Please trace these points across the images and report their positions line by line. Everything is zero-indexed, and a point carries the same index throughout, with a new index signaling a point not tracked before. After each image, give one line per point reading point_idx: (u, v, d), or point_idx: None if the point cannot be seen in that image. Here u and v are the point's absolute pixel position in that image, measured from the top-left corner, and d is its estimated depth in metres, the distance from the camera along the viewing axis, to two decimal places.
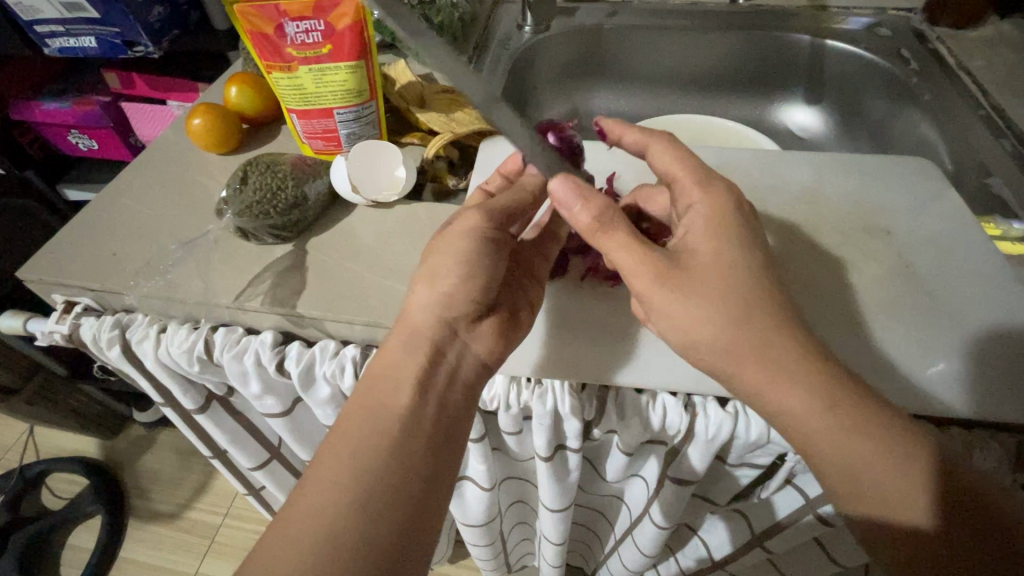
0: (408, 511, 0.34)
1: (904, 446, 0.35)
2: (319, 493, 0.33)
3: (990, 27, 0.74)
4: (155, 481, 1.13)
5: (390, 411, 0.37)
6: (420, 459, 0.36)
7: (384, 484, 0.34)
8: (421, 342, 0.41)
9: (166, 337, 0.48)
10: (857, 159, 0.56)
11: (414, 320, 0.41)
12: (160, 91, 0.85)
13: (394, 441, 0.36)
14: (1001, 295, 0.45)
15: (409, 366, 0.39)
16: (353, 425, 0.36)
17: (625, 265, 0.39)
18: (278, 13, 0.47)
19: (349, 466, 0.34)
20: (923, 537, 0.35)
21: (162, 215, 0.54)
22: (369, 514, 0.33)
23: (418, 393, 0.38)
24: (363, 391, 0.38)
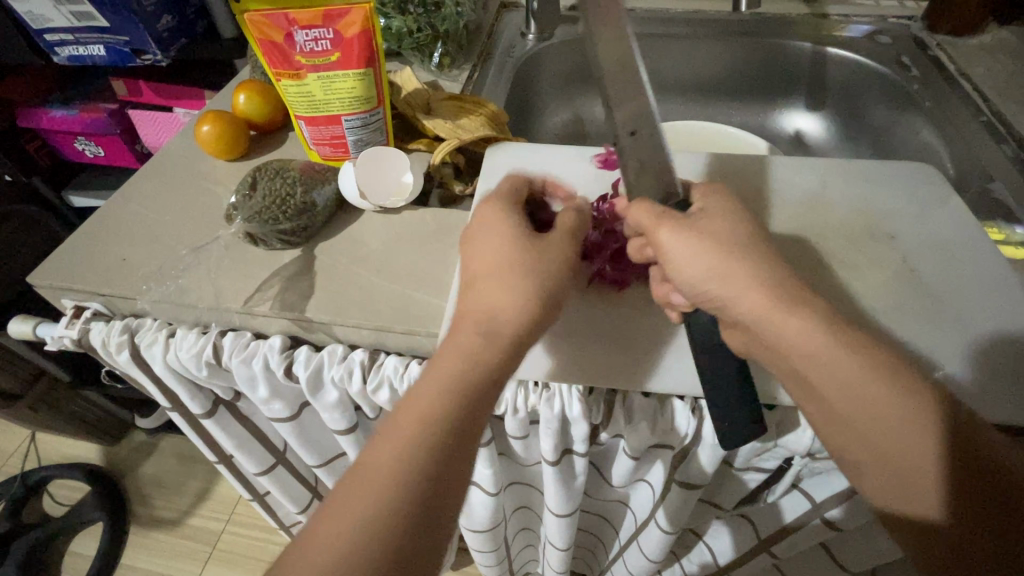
0: (415, 538, 0.31)
1: (917, 445, 0.35)
2: (341, 506, 0.31)
3: (990, 34, 0.75)
4: (157, 486, 1.13)
5: (437, 424, 0.34)
6: (448, 481, 0.33)
7: (406, 505, 0.31)
8: (491, 349, 0.36)
9: (176, 341, 0.48)
10: (861, 164, 0.56)
11: (478, 317, 0.38)
12: (167, 99, 0.86)
13: (442, 436, 0.33)
14: (1004, 299, 0.46)
15: (488, 355, 0.36)
16: (391, 434, 0.33)
17: (641, 219, 0.42)
18: (288, 21, 0.48)
19: (377, 482, 0.32)
20: (941, 532, 0.34)
21: (171, 220, 0.54)
22: (382, 539, 0.30)
23: (475, 411, 0.35)
24: (424, 403, 0.34)
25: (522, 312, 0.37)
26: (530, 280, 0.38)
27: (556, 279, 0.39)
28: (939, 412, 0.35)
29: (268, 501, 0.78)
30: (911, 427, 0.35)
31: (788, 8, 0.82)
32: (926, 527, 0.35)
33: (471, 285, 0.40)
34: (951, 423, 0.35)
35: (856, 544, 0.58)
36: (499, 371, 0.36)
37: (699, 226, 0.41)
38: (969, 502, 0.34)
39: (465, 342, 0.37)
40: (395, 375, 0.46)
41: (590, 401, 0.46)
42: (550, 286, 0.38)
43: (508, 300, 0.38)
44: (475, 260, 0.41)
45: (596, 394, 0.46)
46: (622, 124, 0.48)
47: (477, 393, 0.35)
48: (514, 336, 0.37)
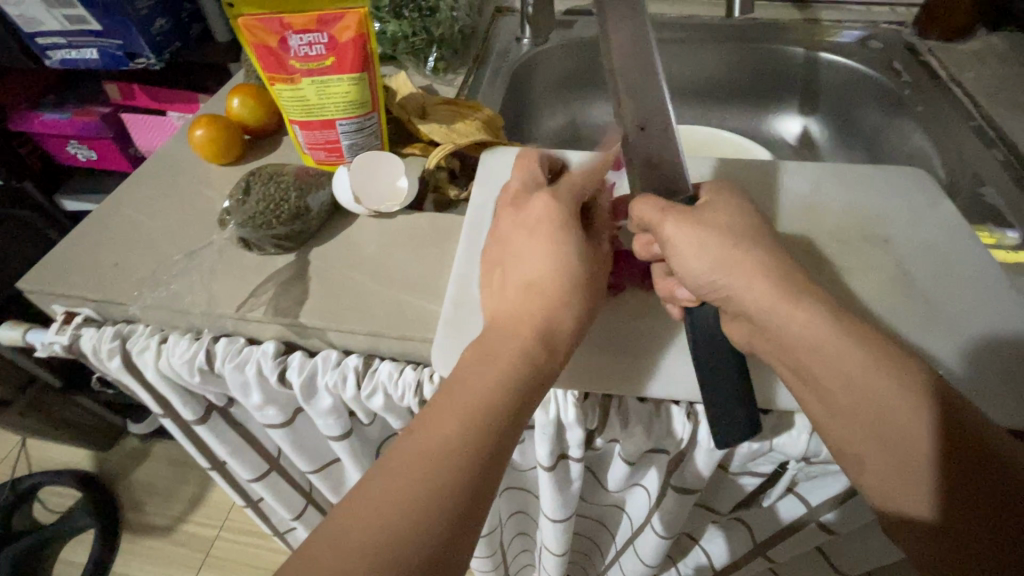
0: (456, 530, 0.30)
1: (912, 446, 0.35)
2: (385, 488, 0.30)
3: (980, 40, 0.76)
4: (150, 493, 1.12)
5: (487, 417, 0.33)
6: (492, 476, 0.32)
7: (452, 494, 0.30)
8: (542, 350, 0.37)
9: (169, 347, 0.48)
10: (854, 168, 0.57)
11: (532, 316, 0.38)
12: (161, 103, 0.85)
13: (493, 418, 0.33)
14: (997, 302, 0.46)
15: (533, 343, 0.37)
16: (442, 421, 0.33)
17: (648, 216, 0.43)
18: (282, 25, 0.48)
19: (426, 467, 0.31)
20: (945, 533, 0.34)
21: (164, 224, 0.54)
22: (427, 528, 0.29)
23: (523, 409, 0.35)
24: (480, 394, 0.34)
25: (569, 318, 0.39)
26: (575, 284, 0.40)
27: (591, 285, 0.41)
28: (938, 412, 0.35)
29: (262, 507, 0.77)
30: (906, 429, 0.35)
31: (781, 13, 0.82)
32: (928, 527, 0.35)
33: (521, 281, 0.40)
34: (952, 422, 0.34)
35: (852, 547, 0.58)
36: (547, 373, 0.37)
37: (693, 231, 0.41)
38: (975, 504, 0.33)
39: (517, 340, 0.37)
40: (390, 381, 0.45)
41: (586, 406, 0.46)
42: (589, 295, 0.41)
43: (559, 301, 0.39)
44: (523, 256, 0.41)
45: (592, 400, 0.46)
46: (630, 117, 0.48)
47: (527, 391, 0.35)
48: (561, 342, 0.38)
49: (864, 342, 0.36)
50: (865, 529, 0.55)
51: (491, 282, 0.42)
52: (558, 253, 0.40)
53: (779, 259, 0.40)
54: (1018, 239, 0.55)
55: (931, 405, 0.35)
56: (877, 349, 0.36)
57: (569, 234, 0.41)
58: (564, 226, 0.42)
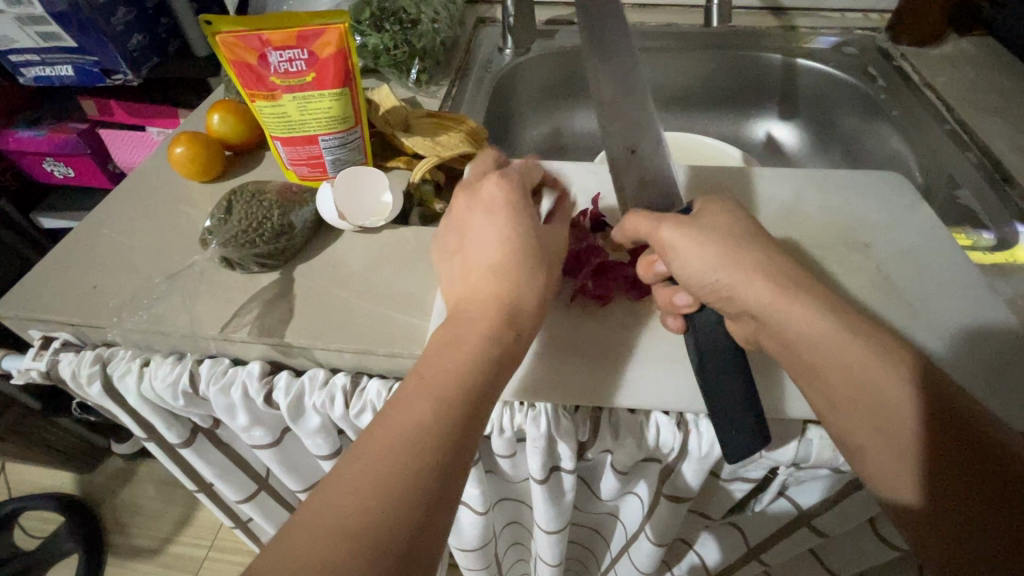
0: (433, 505, 0.29)
1: (902, 435, 0.35)
2: (358, 471, 0.29)
3: (951, 45, 0.78)
4: (135, 514, 1.10)
5: (458, 394, 0.33)
6: (465, 452, 0.32)
7: (427, 470, 0.30)
8: (507, 329, 0.38)
9: (153, 371, 0.47)
10: (833, 174, 0.57)
11: (495, 297, 0.39)
12: (140, 119, 0.84)
13: (460, 392, 0.34)
14: (974, 303, 0.47)
15: (495, 321, 0.38)
16: (412, 402, 0.33)
17: (643, 227, 0.44)
18: (262, 42, 0.48)
19: (399, 447, 0.30)
20: (948, 524, 0.34)
21: (143, 244, 0.53)
22: (404, 506, 0.28)
23: (490, 387, 0.35)
24: (446, 374, 0.34)
25: (535, 301, 0.40)
26: (540, 272, 0.41)
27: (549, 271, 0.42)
28: (932, 401, 0.35)
29: (252, 527, 0.76)
30: (894, 426, 0.35)
31: (758, 21, 0.84)
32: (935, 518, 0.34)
33: (484, 267, 0.40)
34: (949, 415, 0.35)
35: (844, 548, 0.59)
36: (513, 353, 0.37)
37: (686, 246, 0.41)
38: (976, 494, 0.33)
39: (483, 322, 0.37)
40: (378, 400, 0.45)
41: (577, 419, 0.46)
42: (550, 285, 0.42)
43: (524, 287, 0.39)
44: (486, 244, 0.41)
45: (582, 412, 0.46)
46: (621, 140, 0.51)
47: (494, 369, 0.36)
48: (527, 323, 0.39)
49: (849, 345, 0.36)
50: (855, 531, 0.56)
51: (454, 271, 0.42)
52: (517, 241, 0.41)
53: (767, 267, 0.40)
54: (993, 240, 0.55)
55: (920, 396, 0.35)
56: (865, 353, 0.36)
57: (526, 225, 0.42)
58: (521, 216, 0.43)
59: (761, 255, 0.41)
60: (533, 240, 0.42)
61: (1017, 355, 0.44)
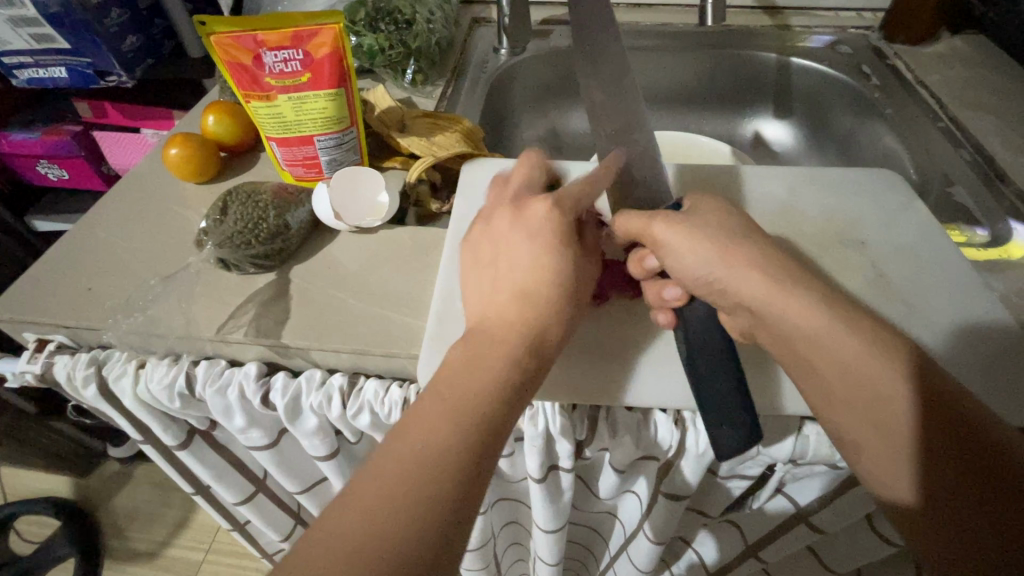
0: (448, 532, 0.30)
1: (896, 428, 0.35)
2: (376, 492, 0.30)
3: (943, 43, 0.78)
4: (131, 518, 1.09)
5: (479, 418, 0.33)
6: (482, 480, 0.32)
7: (444, 497, 0.30)
8: (528, 356, 0.37)
9: (150, 373, 0.47)
10: (828, 172, 0.58)
11: (518, 318, 0.38)
12: (134, 120, 0.84)
13: (482, 415, 0.33)
14: (969, 299, 0.47)
15: (518, 343, 0.37)
16: (433, 424, 0.32)
17: (633, 227, 0.44)
18: (257, 43, 0.48)
19: (418, 470, 0.30)
20: (940, 520, 0.34)
21: (138, 246, 0.53)
22: (418, 532, 0.29)
23: (512, 411, 0.35)
24: (469, 398, 0.34)
25: (556, 325, 0.39)
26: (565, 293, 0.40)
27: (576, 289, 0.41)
28: (927, 397, 0.35)
29: (249, 529, 0.76)
30: (889, 420, 0.35)
31: (752, 20, 0.84)
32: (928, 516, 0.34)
33: (510, 285, 0.40)
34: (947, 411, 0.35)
35: (841, 545, 0.59)
36: (535, 374, 0.37)
37: (679, 242, 0.41)
38: (970, 491, 0.33)
39: (505, 345, 0.37)
40: (375, 400, 0.45)
41: (574, 417, 0.46)
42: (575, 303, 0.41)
43: (548, 307, 0.39)
44: (514, 259, 0.41)
45: (580, 410, 0.46)
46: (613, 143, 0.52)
47: (516, 391, 0.36)
48: (548, 345, 0.39)
49: (844, 337, 0.37)
50: (851, 528, 0.56)
51: (478, 284, 0.41)
52: (546, 258, 0.40)
53: (763, 262, 0.40)
54: (987, 237, 0.55)
55: (913, 389, 0.35)
56: (858, 345, 0.37)
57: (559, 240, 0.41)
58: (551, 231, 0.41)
59: (755, 251, 0.41)
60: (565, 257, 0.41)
61: (1011, 350, 0.44)
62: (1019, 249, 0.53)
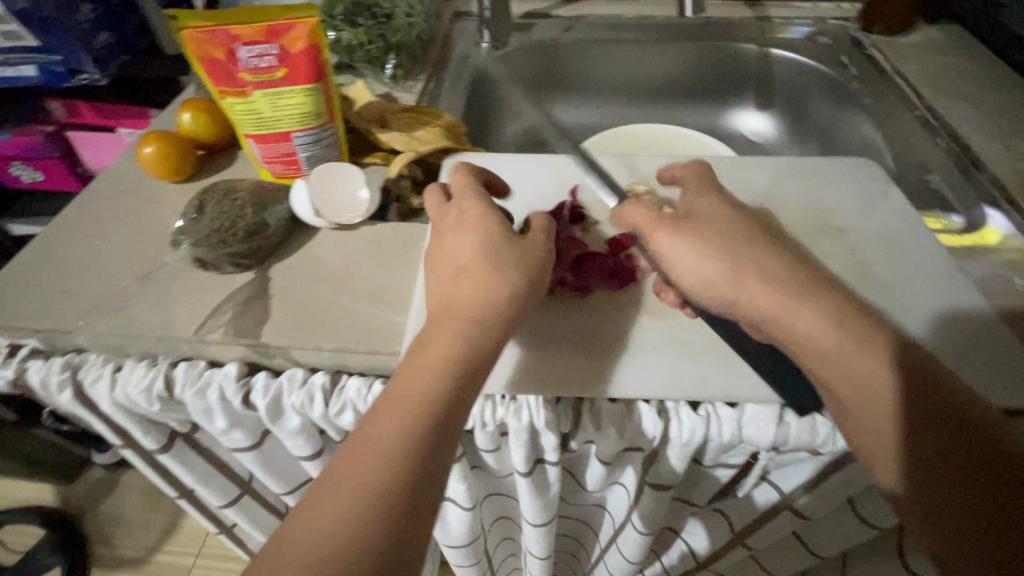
0: (410, 521, 0.30)
1: (878, 408, 0.36)
2: (324, 502, 0.29)
3: (920, 33, 0.79)
4: (119, 525, 1.08)
5: (430, 403, 0.33)
6: (434, 481, 0.31)
7: (401, 488, 0.30)
8: (478, 335, 0.37)
9: (127, 377, 0.45)
10: (807, 161, 0.58)
11: (466, 309, 0.38)
12: (109, 120, 0.82)
13: (432, 399, 0.33)
14: (945, 285, 0.48)
15: (466, 325, 0.37)
16: (380, 428, 0.32)
17: (640, 221, 0.45)
18: (230, 37, 0.47)
19: (365, 478, 0.30)
20: (936, 506, 0.34)
21: (114, 247, 0.52)
22: (373, 527, 0.29)
23: (466, 388, 0.35)
24: (415, 397, 0.33)
25: (506, 303, 0.39)
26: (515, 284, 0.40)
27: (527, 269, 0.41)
28: (908, 377, 0.36)
29: (237, 532, 0.75)
30: (874, 404, 0.36)
31: (732, 12, 0.85)
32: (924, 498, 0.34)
33: (454, 277, 0.40)
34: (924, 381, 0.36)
35: (827, 531, 0.59)
36: (488, 350, 0.37)
37: (684, 248, 0.42)
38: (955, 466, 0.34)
39: (454, 329, 0.37)
40: (358, 398, 0.44)
41: (558, 409, 0.46)
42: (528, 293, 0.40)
43: (495, 290, 0.39)
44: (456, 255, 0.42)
45: (563, 403, 0.46)
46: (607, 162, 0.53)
47: (468, 371, 0.35)
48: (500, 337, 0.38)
49: (820, 324, 0.37)
50: (836, 515, 0.56)
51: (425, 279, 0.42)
52: (482, 250, 0.41)
53: (738, 253, 0.41)
54: (963, 223, 0.56)
55: (893, 370, 0.36)
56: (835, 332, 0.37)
57: (491, 234, 0.42)
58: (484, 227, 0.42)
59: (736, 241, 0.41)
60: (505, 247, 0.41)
61: (987, 334, 0.45)
62: (995, 234, 0.54)
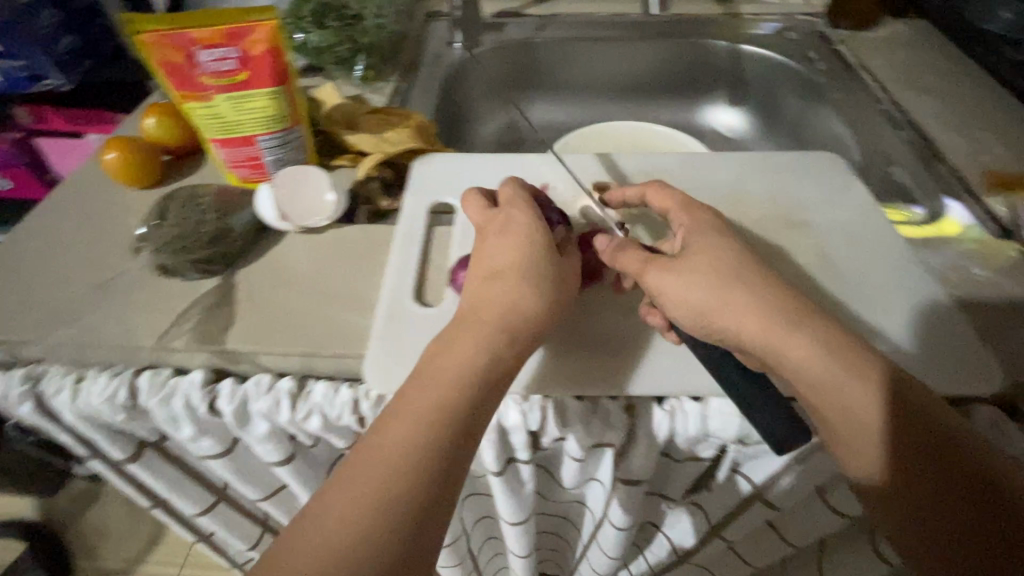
0: (425, 521, 0.31)
1: (863, 410, 0.36)
2: (333, 512, 0.30)
3: (885, 27, 0.80)
4: (102, 536, 1.06)
5: (455, 409, 0.35)
6: (451, 482, 0.33)
7: (418, 488, 0.32)
8: (502, 344, 0.39)
9: (87, 388, 0.45)
10: (771, 156, 0.59)
11: (492, 316, 0.40)
12: (75, 124, 0.81)
13: (457, 404, 0.35)
14: (904, 276, 0.49)
15: (491, 332, 0.39)
16: (402, 429, 0.33)
17: (631, 265, 0.44)
18: (188, 41, 0.47)
19: (385, 478, 0.32)
20: (897, 494, 0.36)
21: (76, 255, 0.51)
22: (392, 524, 0.30)
23: (489, 397, 0.37)
24: (434, 414, 0.34)
25: (529, 314, 0.40)
26: (535, 304, 0.41)
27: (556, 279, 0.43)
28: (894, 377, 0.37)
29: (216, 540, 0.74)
30: (841, 395, 0.37)
31: (702, 9, 0.85)
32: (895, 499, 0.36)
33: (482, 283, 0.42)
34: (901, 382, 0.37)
35: (801, 522, 0.60)
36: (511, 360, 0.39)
37: (677, 286, 0.41)
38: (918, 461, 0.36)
39: (478, 336, 0.38)
40: (325, 402, 0.44)
41: None
42: (550, 313, 0.41)
43: (523, 298, 0.40)
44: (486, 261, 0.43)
45: None
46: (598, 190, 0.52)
47: (492, 380, 0.37)
48: (518, 361, 0.39)
49: (787, 326, 0.38)
50: (807, 505, 0.57)
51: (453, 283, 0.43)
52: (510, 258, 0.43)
53: (716, 262, 0.42)
54: (924, 214, 0.57)
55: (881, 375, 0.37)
56: (799, 333, 0.38)
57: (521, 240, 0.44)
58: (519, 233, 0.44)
59: None
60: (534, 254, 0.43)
61: (944, 323, 0.46)
62: (954, 225, 0.54)
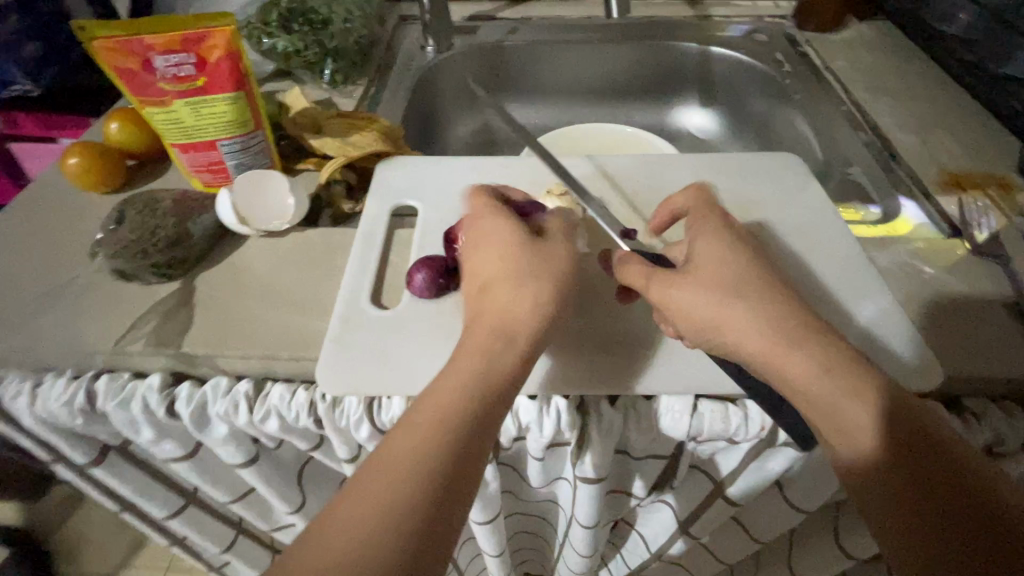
0: (435, 531, 0.30)
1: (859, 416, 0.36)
2: (336, 529, 0.29)
3: (850, 29, 0.81)
4: (83, 541, 1.06)
5: (460, 416, 0.34)
6: (462, 490, 0.32)
7: (424, 497, 0.31)
8: (504, 349, 0.38)
9: (44, 392, 0.45)
10: (731, 158, 0.60)
11: (491, 324, 0.39)
12: (49, 129, 0.80)
13: (462, 412, 0.34)
14: (853, 274, 0.50)
15: (493, 339, 0.38)
16: (405, 441, 0.33)
17: (636, 278, 0.43)
18: (145, 47, 0.47)
19: (389, 490, 0.30)
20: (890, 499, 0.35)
21: (39, 261, 0.51)
22: (401, 535, 0.29)
23: (495, 402, 0.36)
24: (436, 424, 0.34)
25: (530, 317, 0.40)
26: (534, 308, 0.40)
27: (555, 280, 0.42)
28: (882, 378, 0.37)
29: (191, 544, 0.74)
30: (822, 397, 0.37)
31: (673, 12, 0.86)
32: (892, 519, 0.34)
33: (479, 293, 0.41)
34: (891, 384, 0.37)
35: (765, 518, 0.61)
36: (515, 364, 0.38)
37: (687, 300, 0.41)
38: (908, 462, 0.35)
39: (478, 344, 0.38)
40: (282, 404, 0.44)
41: None
42: (550, 316, 0.41)
43: (519, 303, 0.40)
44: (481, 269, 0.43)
45: None
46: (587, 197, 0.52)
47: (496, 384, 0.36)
48: (520, 365, 0.38)
49: (777, 331, 0.38)
50: (769, 502, 0.58)
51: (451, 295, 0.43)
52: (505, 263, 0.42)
53: (714, 269, 0.42)
54: (879, 213, 0.58)
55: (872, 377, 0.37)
56: (787, 338, 0.38)
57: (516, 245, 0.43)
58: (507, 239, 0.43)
59: None
60: (531, 259, 0.42)
61: (890, 320, 0.47)
62: (907, 223, 0.56)
